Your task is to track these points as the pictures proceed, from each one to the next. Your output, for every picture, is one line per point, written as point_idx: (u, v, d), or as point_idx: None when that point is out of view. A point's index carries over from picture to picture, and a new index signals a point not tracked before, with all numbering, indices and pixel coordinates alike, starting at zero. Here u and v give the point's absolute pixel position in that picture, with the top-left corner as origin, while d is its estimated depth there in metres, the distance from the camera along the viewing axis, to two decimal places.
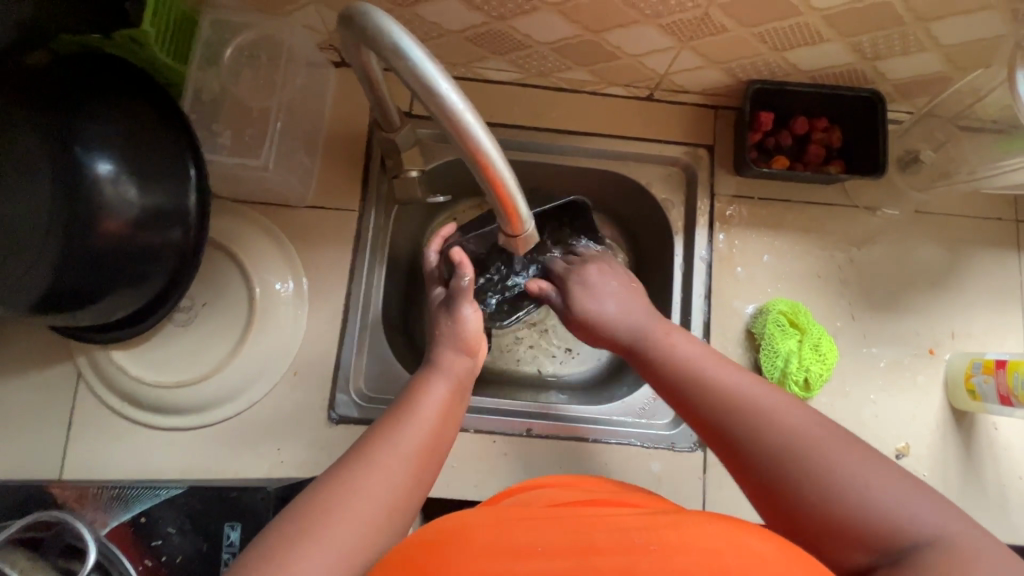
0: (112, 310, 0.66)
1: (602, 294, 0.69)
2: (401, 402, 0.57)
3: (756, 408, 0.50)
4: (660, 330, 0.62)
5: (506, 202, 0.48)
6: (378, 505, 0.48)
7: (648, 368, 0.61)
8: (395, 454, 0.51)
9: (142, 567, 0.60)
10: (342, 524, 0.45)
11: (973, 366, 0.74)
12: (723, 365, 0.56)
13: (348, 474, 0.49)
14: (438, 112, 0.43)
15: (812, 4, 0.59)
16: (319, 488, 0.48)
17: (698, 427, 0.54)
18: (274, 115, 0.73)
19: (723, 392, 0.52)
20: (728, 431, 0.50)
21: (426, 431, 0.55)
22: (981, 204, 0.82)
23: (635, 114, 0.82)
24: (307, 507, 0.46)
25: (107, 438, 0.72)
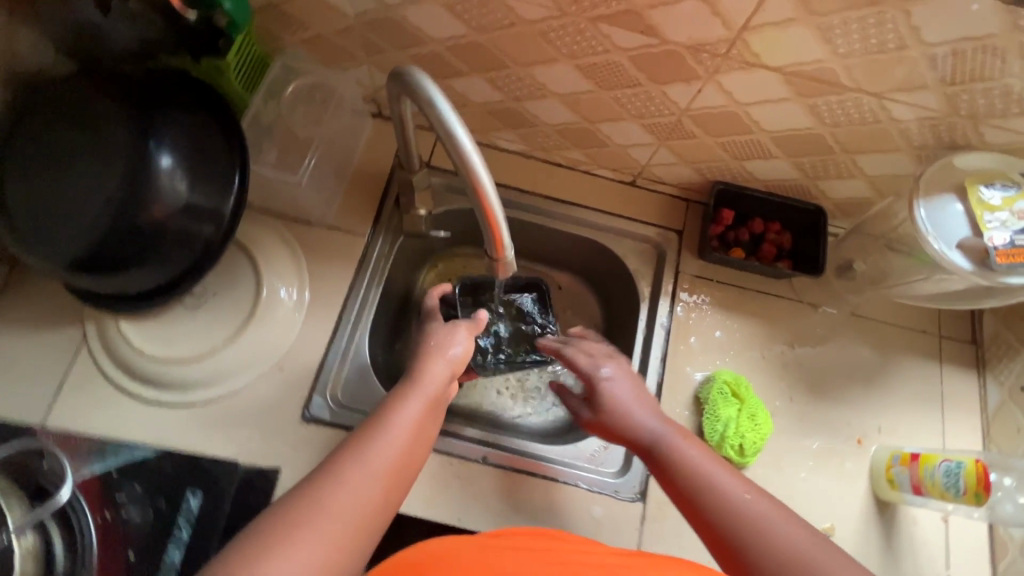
0: (135, 283, 0.75)
1: (622, 391, 0.73)
2: (374, 420, 0.62)
3: (759, 520, 0.57)
4: (675, 434, 0.68)
5: (492, 227, 0.58)
6: (344, 525, 0.53)
7: (663, 475, 0.66)
8: (362, 477, 0.56)
9: (99, 520, 0.63)
10: (308, 541, 0.50)
11: (893, 458, 0.81)
12: (731, 478, 0.62)
13: (318, 492, 0.54)
14: (449, 145, 0.54)
15: (762, 127, 0.73)
16: (291, 503, 0.53)
17: (703, 531, 0.60)
18: (311, 151, 0.87)
19: (729, 504, 0.59)
20: (733, 536, 0.57)
21: (396, 449, 0.60)
22: (908, 315, 0.93)
23: (619, 195, 0.96)
24: (281, 518, 0.51)
25: (94, 401, 0.77)
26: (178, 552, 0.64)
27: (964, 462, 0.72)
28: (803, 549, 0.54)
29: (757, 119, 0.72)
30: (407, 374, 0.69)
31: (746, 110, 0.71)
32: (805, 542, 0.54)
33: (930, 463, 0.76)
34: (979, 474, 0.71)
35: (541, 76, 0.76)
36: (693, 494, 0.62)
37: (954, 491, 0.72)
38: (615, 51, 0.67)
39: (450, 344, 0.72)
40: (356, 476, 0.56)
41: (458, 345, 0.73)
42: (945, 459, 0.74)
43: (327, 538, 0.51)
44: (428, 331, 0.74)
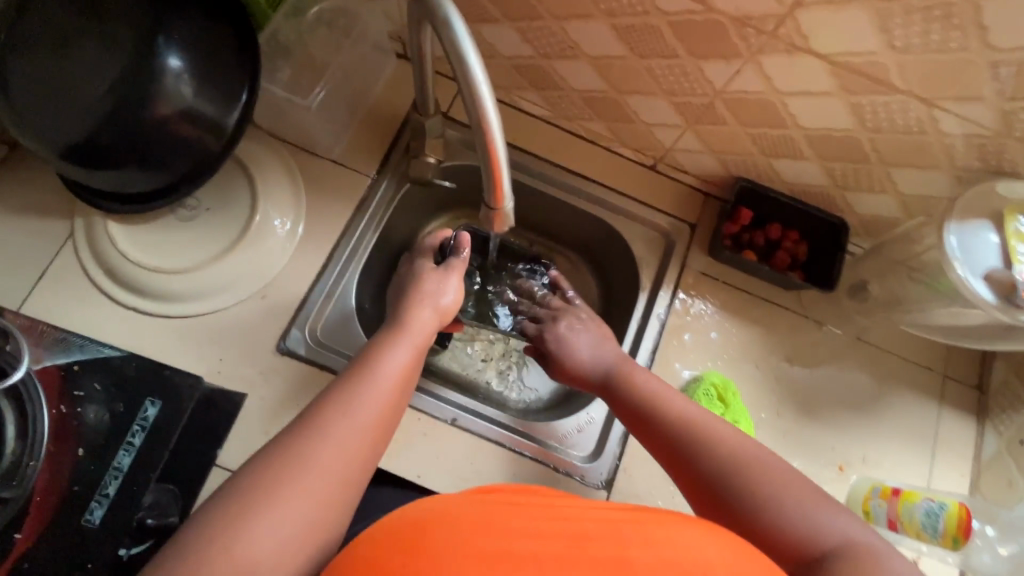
0: (127, 183, 0.73)
1: (573, 339, 0.76)
2: (359, 366, 0.60)
3: (706, 435, 0.59)
4: (626, 368, 0.70)
5: (493, 173, 0.54)
6: (332, 476, 0.51)
7: (616, 404, 0.69)
8: (348, 426, 0.54)
9: (54, 412, 0.62)
10: (297, 501, 0.48)
11: (872, 490, 0.78)
12: (673, 396, 0.65)
13: (302, 443, 0.51)
14: (460, 74, 0.49)
15: (798, 122, 0.69)
16: (272, 454, 0.50)
17: (654, 450, 0.63)
18: (321, 84, 0.84)
19: (678, 428, 0.61)
20: (680, 446, 0.60)
21: (382, 397, 0.57)
22: (916, 349, 0.89)
23: (637, 177, 0.92)
24: (261, 479, 0.48)
25: (71, 296, 0.76)
26: (128, 458, 0.63)
27: (947, 504, 0.71)
28: (744, 452, 0.57)
29: (794, 112, 0.67)
30: (390, 322, 0.67)
31: (783, 100, 0.66)
32: (746, 447, 0.57)
33: (910, 500, 0.73)
34: (961, 519, 0.71)
35: (574, 33, 0.72)
36: (647, 423, 0.64)
37: (932, 532, 0.71)
38: (656, 13, 0.63)
39: (436, 293, 0.71)
40: (340, 425, 0.53)
41: (450, 300, 0.71)
42: (927, 498, 0.73)
43: (313, 489, 0.49)
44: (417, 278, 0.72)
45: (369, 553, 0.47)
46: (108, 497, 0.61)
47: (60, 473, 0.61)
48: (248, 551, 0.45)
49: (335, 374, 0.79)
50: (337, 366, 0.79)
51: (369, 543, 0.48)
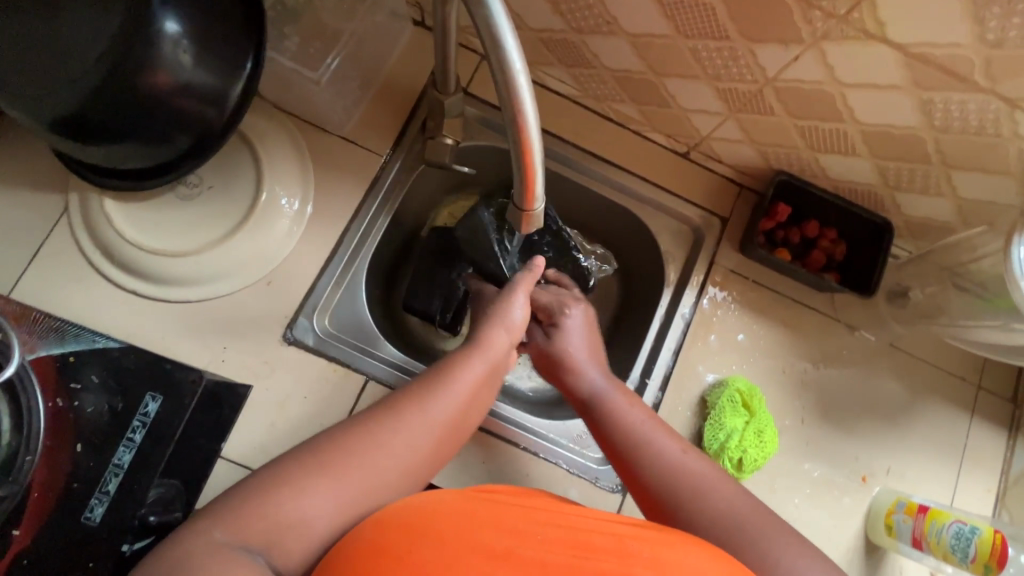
0: (123, 158, 0.67)
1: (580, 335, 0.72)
2: (440, 367, 0.58)
3: (697, 487, 0.55)
4: (618, 396, 0.65)
5: (525, 172, 0.49)
6: (397, 465, 0.50)
7: (600, 431, 0.64)
8: (421, 429, 0.52)
9: (50, 405, 0.59)
10: (360, 474, 0.48)
11: (896, 504, 0.76)
12: (669, 438, 0.61)
13: (377, 427, 0.51)
14: (494, 58, 0.43)
15: (856, 116, 0.63)
16: (351, 429, 0.50)
17: (637, 493, 0.59)
18: (333, 52, 0.77)
19: (665, 473, 0.57)
20: (668, 498, 0.56)
21: (458, 407, 0.55)
22: (952, 359, 0.85)
23: (668, 166, 0.86)
24: (328, 448, 0.48)
25: (67, 276, 0.72)
26: (129, 454, 0.60)
27: (980, 528, 0.68)
28: (740, 515, 0.53)
29: (853, 106, 0.61)
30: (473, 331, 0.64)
31: (843, 92, 0.60)
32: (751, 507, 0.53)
33: (938, 519, 0.71)
34: (994, 545, 0.67)
35: (614, 7, 0.65)
36: (630, 458, 0.60)
37: (961, 556, 0.69)
38: None
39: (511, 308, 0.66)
40: (416, 423, 0.52)
41: (518, 313, 0.66)
42: (957, 519, 0.70)
43: (380, 479, 0.49)
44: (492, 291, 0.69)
45: (374, 537, 0.43)
46: (109, 494, 0.59)
47: (58, 470, 0.58)
48: (304, 511, 0.45)
49: (343, 366, 0.75)
50: (344, 359, 0.76)
51: (373, 526, 0.44)
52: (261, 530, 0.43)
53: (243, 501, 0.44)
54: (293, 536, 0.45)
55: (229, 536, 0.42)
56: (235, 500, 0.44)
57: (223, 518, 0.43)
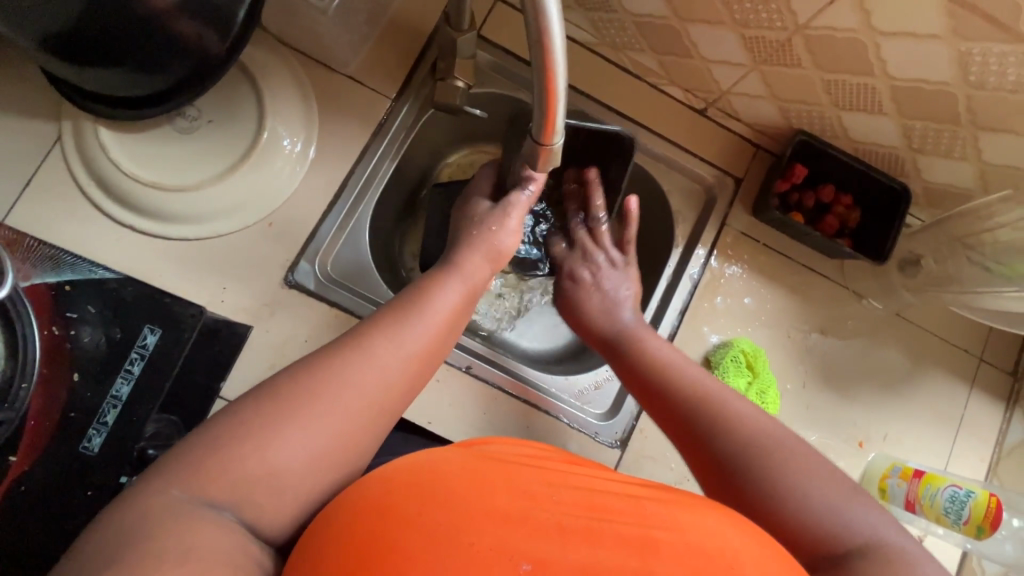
0: (120, 84, 0.64)
1: (599, 287, 0.73)
2: (409, 299, 0.56)
3: (727, 412, 0.55)
4: (645, 335, 0.66)
5: (548, 103, 0.46)
6: (369, 400, 0.47)
7: (627, 370, 0.65)
8: (389, 358, 0.50)
9: (46, 333, 0.58)
10: (330, 416, 0.45)
11: (892, 469, 0.77)
12: (698, 372, 0.60)
13: (343, 360, 0.48)
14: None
15: (886, 69, 0.60)
16: (310, 366, 0.47)
17: (669, 425, 0.58)
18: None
19: (695, 401, 0.57)
20: (699, 426, 0.55)
21: (430, 335, 0.53)
22: (956, 329, 0.85)
23: (684, 122, 0.83)
24: (290, 391, 0.45)
25: (61, 209, 0.70)
26: (127, 386, 0.59)
27: (976, 493, 0.69)
28: (772, 440, 0.51)
29: (885, 57, 0.59)
30: (448, 260, 0.63)
31: (876, 42, 0.58)
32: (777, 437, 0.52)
33: (933, 484, 0.72)
34: (989, 508, 0.68)
35: None
36: (663, 393, 0.60)
37: (954, 518, 0.70)
38: None
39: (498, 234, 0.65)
40: (384, 351, 0.50)
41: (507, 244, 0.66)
42: (953, 484, 0.70)
43: (348, 412, 0.46)
44: (482, 215, 0.67)
45: (378, 497, 0.41)
46: (107, 425, 0.58)
47: (56, 398, 0.57)
48: (273, 459, 0.42)
49: (344, 312, 0.74)
50: (346, 305, 0.75)
51: (376, 487, 0.43)
52: (227, 484, 0.41)
53: (206, 457, 0.41)
54: (262, 488, 0.42)
55: (192, 494, 0.40)
56: (196, 452, 0.41)
57: (189, 474, 0.40)
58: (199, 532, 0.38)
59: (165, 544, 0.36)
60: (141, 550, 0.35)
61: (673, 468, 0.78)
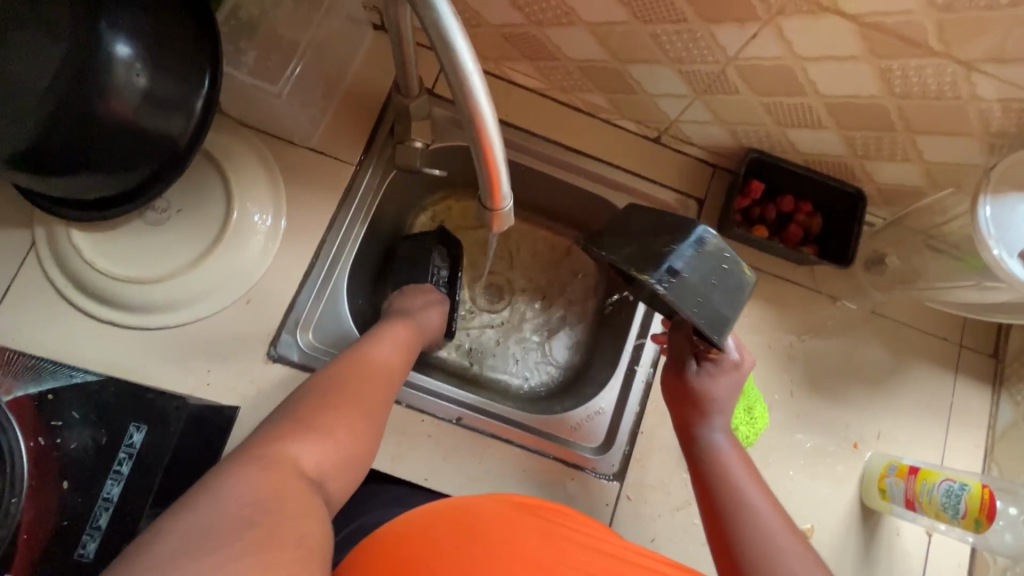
0: (88, 188, 0.66)
1: (717, 385, 0.69)
2: (384, 328, 0.69)
3: (781, 567, 0.55)
4: (733, 453, 0.66)
5: (490, 172, 0.48)
6: (383, 389, 0.58)
7: (705, 471, 0.66)
8: (383, 359, 0.62)
9: (32, 445, 0.59)
10: (361, 400, 0.55)
11: (888, 467, 0.77)
12: (770, 505, 0.61)
13: (350, 363, 0.60)
14: (455, 82, 0.43)
15: (818, 89, 0.63)
16: (331, 372, 0.58)
17: (719, 539, 0.60)
18: (293, 61, 0.75)
19: (757, 534, 0.58)
20: (750, 554, 0.57)
21: (407, 352, 0.67)
22: (932, 320, 0.86)
23: (640, 151, 0.86)
24: (324, 388, 0.55)
25: (42, 314, 0.71)
26: (117, 487, 0.60)
27: (969, 484, 0.69)
28: None
29: (814, 79, 0.62)
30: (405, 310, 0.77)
31: (803, 66, 0.61)
32: None
33: (929, 479, 0.72)
34: (984, 500, 0.67)
35: None
36: (722, 514, 0.61)
37: (952, 513, 0.69)
38: None
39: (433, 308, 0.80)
40: (381, 356, 0.62)
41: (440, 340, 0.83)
42: (947, 477, 0.70)
43: (371, 397, 0.56)
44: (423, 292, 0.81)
45: (423, 525, 0.46)
46: (100, 529, 0.59)
47: (47, 510, 0.58)
48: (327, 437, 0.50)
49: None
50: None
51: (423, 516, 0.48)
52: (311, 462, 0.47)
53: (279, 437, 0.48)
54: (332, 464, 0.49)
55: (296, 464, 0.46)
56: (253, 446, 0.46)
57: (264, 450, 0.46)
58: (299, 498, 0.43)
59: (281, 525, 0.39)
60: (258, 522, 0.38)
61: (674, 493, 0.78)
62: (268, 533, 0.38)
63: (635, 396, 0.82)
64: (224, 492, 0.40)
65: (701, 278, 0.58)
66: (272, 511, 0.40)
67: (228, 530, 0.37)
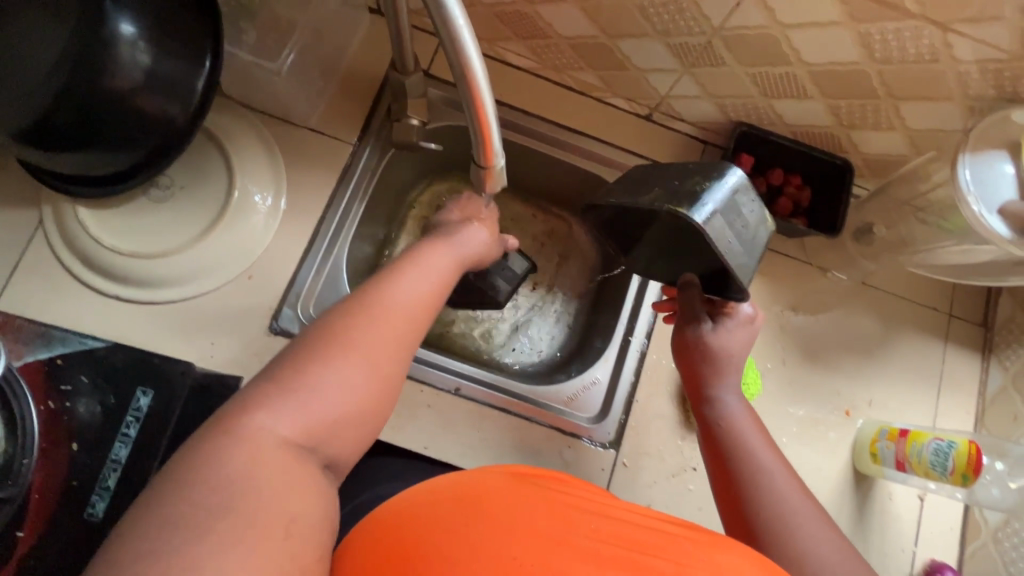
0: (91, 165, 0.68)
1: (725, 343, 0.69)
2: (414, 255, 0.60)
3: (792, 529, 0.56)
4: (745, 420, 0.66)
5: (483, 128, 0.50)
6: (404, 326, 0.51)
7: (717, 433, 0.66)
8: (400, 307, 0.52)
9: (43, 407, 0.64)
10: (373, 340, 0.49)
11: (880, 432, 0.79)
12: (781, 471, 0.61)
13: (369, 295, 0.52)
14: (447, 39, 0.44)
15: (802, 58, 0.65)
16: (345, 308, 0.51)
17: (728, 499, 0.61)
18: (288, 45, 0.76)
19: (765, 500, 0.58)
20: (756, 517, 0.58)
21: (437, 280, 0.58)
22: (921, 290, 0.88)
23: (632, 128, 0.87)
24: (335, 327, 0.49)
25: (49, 289, 0.72)
26: (125, 449, 0.65)
27: (956, 442, 0.70)
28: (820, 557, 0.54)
29: (797, 47, 0.64)
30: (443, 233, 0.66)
31: (786, 34, 0.63)
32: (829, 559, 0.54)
33: (918, 440, 0.74)
34: (968, 456, 0.68)
35: None
36: (733, 476, 0.62)
37: (940, 470, 0.70)
38: None
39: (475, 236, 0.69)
40: (407, 286, 0.55)
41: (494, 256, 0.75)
42: (936, 437, 0.72)
43: (387, 335, 0.50)
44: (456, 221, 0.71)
45: (426, 508, 0.44)
46: (109, 489, 0.63)
47: (57, 469, 0.63)
48: (332, 386, 0.45)
49: None
50: None
51: (426, 498, 0.46)
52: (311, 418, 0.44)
53: (283, 386, 0.45)
54: (325, 429, 0.45)
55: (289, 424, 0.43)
56: (255, 397, 0.44)
57: (249, 417, 0.42)
58: (289, 477, 0.40)
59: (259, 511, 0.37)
60: (239, 503, 0.37)
61: (668, 460, 0.80)
62: (251, 519, 0.36)
63: (630, 367, 0.84)
64: (216, 464, 0.39)
65: (726, 220, 0.59)
66: (257, 493, 0.38)
67: (211, 516, 0.36)
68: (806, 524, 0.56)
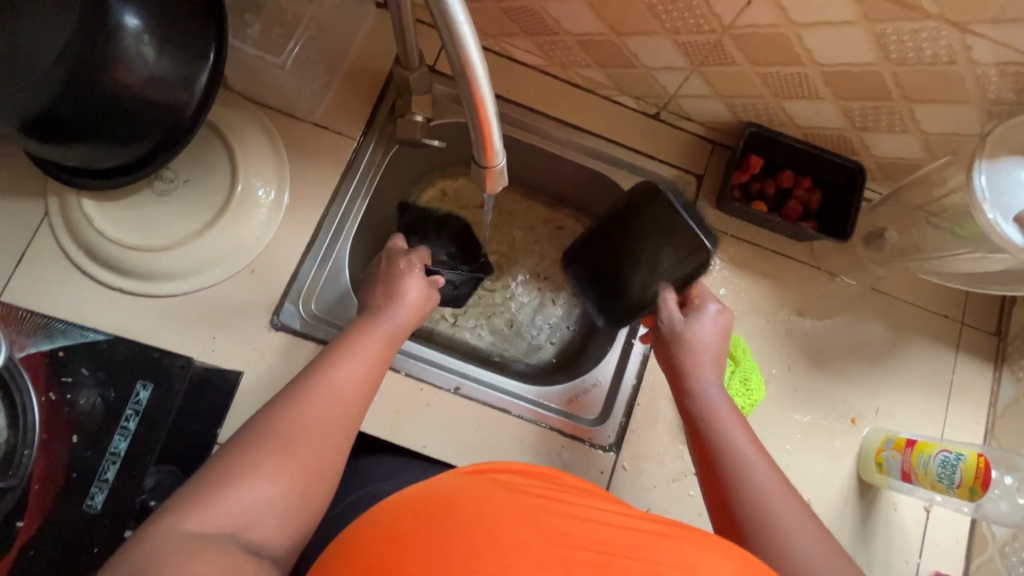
0: (95, 157, 0.68)
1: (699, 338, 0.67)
2: (340, 340, 0.59)
3: (780, 530, 0.52)
4: (727, 412, 0.62)
5: (483, 127, 0.49)
6: (316, 425, 0.50)
7: (698, 438, 0.62)
8: (314, 411, 0.51)
9: (44, 399, 0.66)
10: (281, 447, 0.48)
11: (886, 441, 0.77)
12: (766, 465, 0.58)
13: (284, 400, 0.51)
14: (447, 36, 0.43)
15: (814, 58, 0.64)
16: (260, 416, 0.50)
17: (717, 507, 0.57)
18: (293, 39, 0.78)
19: (751, 499, 0.55)
20: (744, 520, 0.54)
21: (360, 363, 0.57)
22: (932, 297, 0.86)
23: (639, 127, 0.86)
24: (248, 435, 0.48)
25: (52, 280, 0.73)
26: (124, 442, 0.67)
27: (964, 454, 0.68)
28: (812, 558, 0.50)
29: (809, 47, 0.62)
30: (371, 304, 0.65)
31: (798, 34, 0.61)
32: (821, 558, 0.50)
33: (925, 451, 0.72)
34: (979, 469, 0.67)
35: None
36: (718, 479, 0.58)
37: (948, 483, 0.69)
38: None
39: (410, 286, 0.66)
40: (323, 380, 0.54)
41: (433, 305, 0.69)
42: (943, 448, 0.70)
43: (297, 436, 0.49)
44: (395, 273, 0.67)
45: (389, 523, 0.42)
46: (107, 482, 0.65)
47: (57, 460, 0.65)
48: (243, 497, 0.44)
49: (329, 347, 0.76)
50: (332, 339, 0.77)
51: (384, 513, 0.43)
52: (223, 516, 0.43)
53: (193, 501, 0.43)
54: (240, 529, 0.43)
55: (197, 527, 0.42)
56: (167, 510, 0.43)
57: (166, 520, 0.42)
58: (204, 559, 0.39)
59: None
60: None
61: (669, 464, 0.79)
62: None
63: (632, 369, 0.83)
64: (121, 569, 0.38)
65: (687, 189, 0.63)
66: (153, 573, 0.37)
67: None
68: (794, 520, 0.53)
